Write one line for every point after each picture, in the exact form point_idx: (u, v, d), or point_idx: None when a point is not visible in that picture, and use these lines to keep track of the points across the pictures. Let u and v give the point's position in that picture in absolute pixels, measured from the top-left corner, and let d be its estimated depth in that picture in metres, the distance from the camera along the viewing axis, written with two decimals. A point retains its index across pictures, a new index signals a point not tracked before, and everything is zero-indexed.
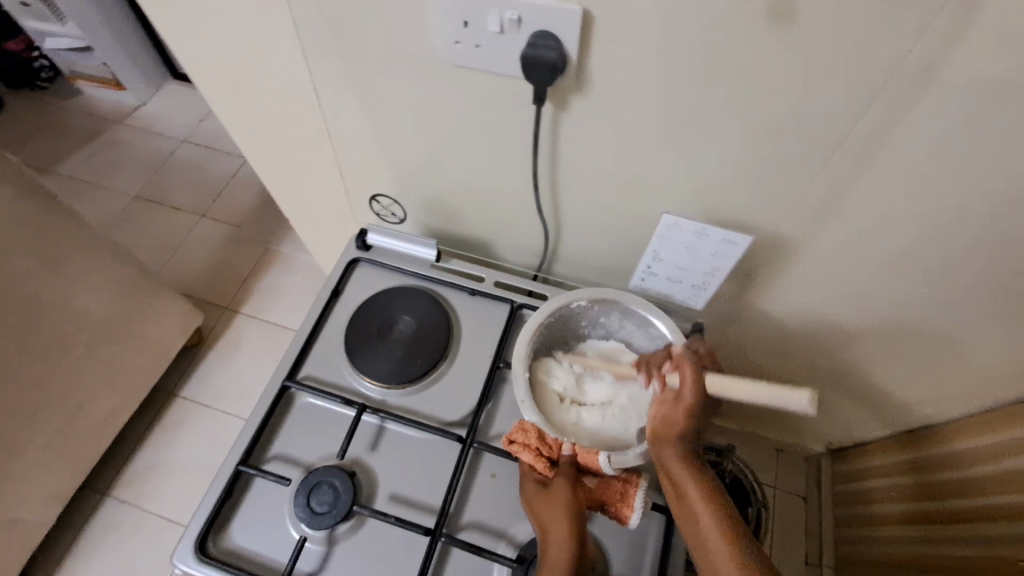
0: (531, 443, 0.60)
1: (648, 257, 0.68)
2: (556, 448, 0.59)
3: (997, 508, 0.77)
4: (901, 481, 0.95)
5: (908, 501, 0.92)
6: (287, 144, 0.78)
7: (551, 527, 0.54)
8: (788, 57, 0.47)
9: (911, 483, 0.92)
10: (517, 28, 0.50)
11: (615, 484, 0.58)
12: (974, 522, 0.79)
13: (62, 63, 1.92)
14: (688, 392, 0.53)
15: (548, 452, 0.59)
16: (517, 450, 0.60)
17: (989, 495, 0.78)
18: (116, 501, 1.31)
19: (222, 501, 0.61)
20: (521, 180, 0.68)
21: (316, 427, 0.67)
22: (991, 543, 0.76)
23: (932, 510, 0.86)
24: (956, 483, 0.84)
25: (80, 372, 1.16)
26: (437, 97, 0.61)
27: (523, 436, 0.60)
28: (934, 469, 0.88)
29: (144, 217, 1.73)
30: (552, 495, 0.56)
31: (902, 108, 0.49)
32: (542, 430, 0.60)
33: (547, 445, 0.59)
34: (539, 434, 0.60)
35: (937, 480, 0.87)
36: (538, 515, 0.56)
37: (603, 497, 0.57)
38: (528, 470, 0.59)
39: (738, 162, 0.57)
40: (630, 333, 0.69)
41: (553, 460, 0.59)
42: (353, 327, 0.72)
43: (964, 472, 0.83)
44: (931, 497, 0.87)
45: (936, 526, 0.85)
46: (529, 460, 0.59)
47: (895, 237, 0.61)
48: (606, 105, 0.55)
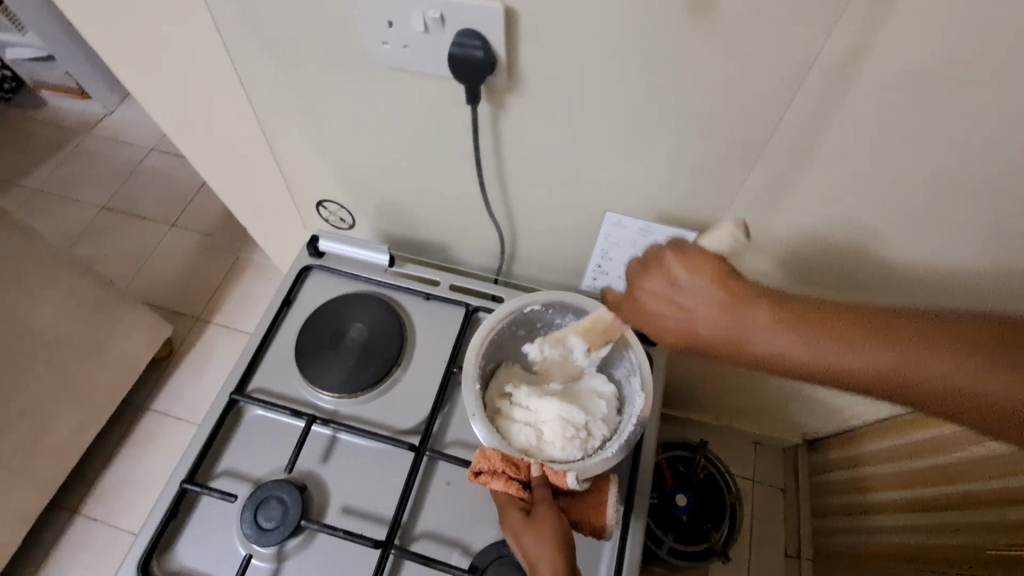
0: (499, 470, 0.56)
1: (598, 255, 0.70)
2: (524, 469, 0.57)
3: (982, 495, 0.76)
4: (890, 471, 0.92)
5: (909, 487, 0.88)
6: (233, 151, 0.76)
7: (542, 565, 0.52)
8: (715, 51, 0.46)
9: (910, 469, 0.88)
10: (441, 27, 0.49)
11: (585, 497, 0.58)
12: (985, 509, 0.75)
13: (24, 73, 1.88)
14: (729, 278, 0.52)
15: (517, 475, 0.56)
16: (486, 480, 0.56)
17: (973, 482, 0.77)
18: (86, 519, 1.29)
19: (167, 520, 0.59)
20: (469, 182, 0.67)
21: (265, 440, 0.65)
22: (974, 530, 0.76)
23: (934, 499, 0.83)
24: (938, 473, 0.82)
25: (40, 389, 1.13)
26: (374, 100, 0.59)
27: (488, 464, 0.56)
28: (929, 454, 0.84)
29: (113, 228, 1.69)
30: (539, 525, 0.54)
31: (832, 98, 0.49)
32: (506, 452, 0.57)
33: (515, 467, 0.56)
34: (504, 458, 0.57)
35: (936, 467, 0.83)
36: (526, 550, 0.53)
37: (577, 514, 0.57)
38: (505, 498, 0.56)
39: (680, 159, 0.57)
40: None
41: (525, 483, 0.57)
42: (303, 337, 0.71)
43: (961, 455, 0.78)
44: (922, 487, 0.85)
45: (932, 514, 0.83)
46: (501, 489, 0.56)
47: (842, 230, 0.62)
48: (542, 104, 0.54)
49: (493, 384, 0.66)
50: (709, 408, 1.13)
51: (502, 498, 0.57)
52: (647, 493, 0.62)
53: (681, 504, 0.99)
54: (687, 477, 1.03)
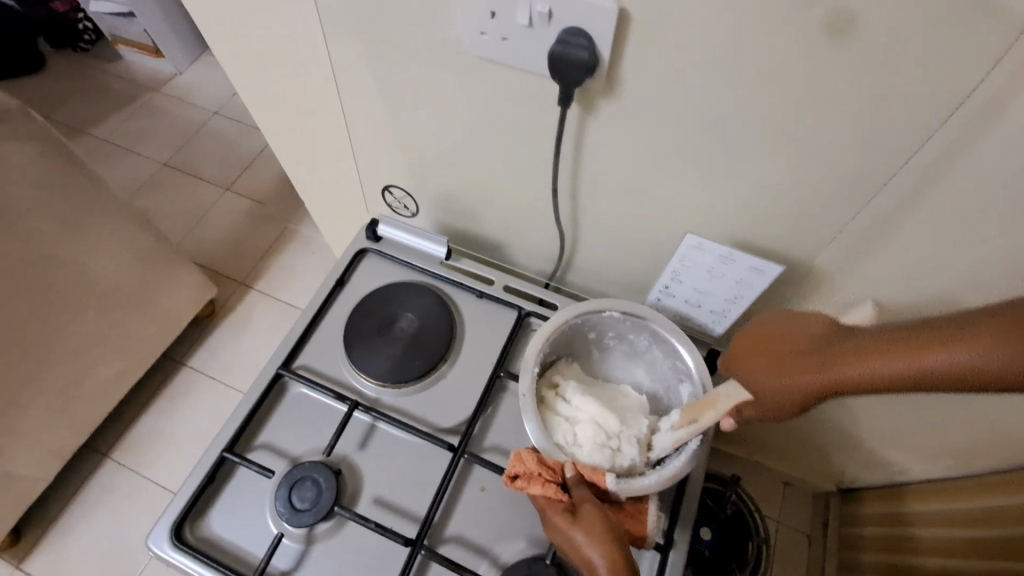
0: (535, 472, 0.54)
1: (667, 278, 0.64)
2: (560, 472, 0.55)
3: None
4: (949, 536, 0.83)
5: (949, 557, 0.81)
6: (305, 125, 0.76)
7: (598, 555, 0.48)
8: (840, 77, 0.43)
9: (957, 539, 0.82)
10: (546, 22, 0.47)
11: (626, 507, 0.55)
12: None
13: (106, 26, 1.94)
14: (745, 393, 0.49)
15: (552, 476, 0.54)
16: (523, 484, 0.54)
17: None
18: (115, 463, 1.33)
19: (204, 487, 0.60)
20: (541, 184, 0.65)
21: (306, 419, 0.65)
22: None
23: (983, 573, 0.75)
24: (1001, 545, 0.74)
25: (90, 334, 1.17)
26: (459, 90, 0.58)
27: (523, 466, 0.55)
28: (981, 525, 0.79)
29: (171, 185, 1.74)
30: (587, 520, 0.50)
31: (962, 142, 0.45)
32: (542, 454, 0.55)
33: (550, 469, 0.55)
34: (539, 459, 0.55)
35: (996, 539, 0.75)
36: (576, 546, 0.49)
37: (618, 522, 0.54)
38: (544, 504, 0.53)
39: (773, 187, 0.53)
40: (656, 360, 0.65)
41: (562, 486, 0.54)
42: (353, 320, 0.70)
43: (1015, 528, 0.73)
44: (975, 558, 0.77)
45: None
46: (540, 492, 0.53)
47: (936, 281, 0.57)
48: (636, 112, 0.52)
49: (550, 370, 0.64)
50: (746, 442, 1.09)
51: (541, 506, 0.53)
52: (689, 531, 0.59)
53: (705, 538, 0.96)
54: (714, 510, 0.99)
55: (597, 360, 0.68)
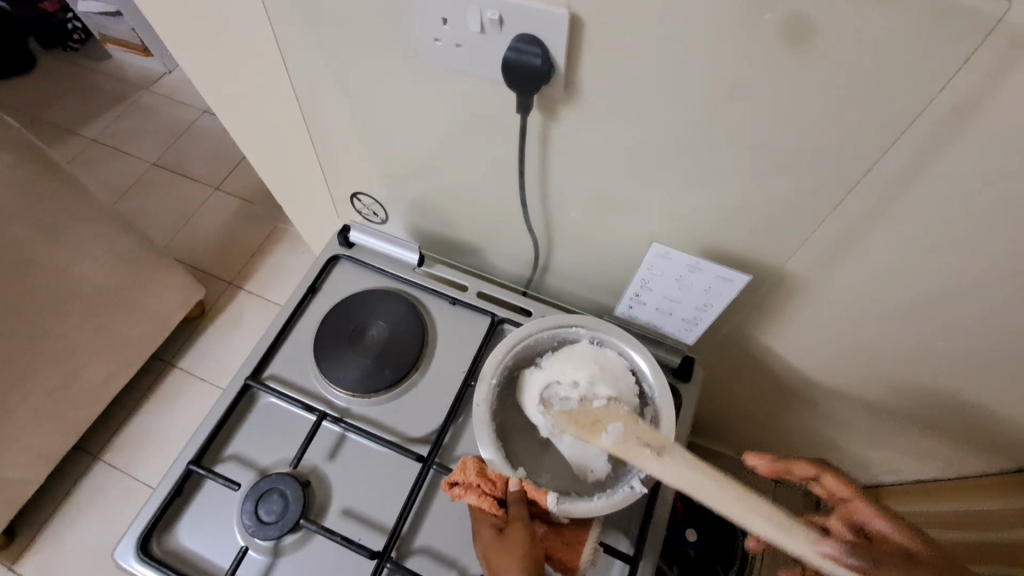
0: (474, 483, 0.53)
1: (636, 286, 0.63)
2: (501, 484, 0.54)
3: None
4: None
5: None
6: (274, 131, 0.75)
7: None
8: (799, 82, 0.41)
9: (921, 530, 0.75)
10: (499, 28, 0.45)
11: (563, 528, 0.55)
12: None
13: (93, 26, 1.92)
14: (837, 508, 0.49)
15: (492, 490, 0.53)
16: (460, 492, 0.54)
17: None
18: (106, 465, 1.33)
19: (170, 500, 0.59)
20: (509, 190, 0.63)
21: (274, 430, 0.64)
22: None
23: None
24: None
25: (75, 338, 1.17)
26: (420, 96, 0.56)
27: (463, 475, 0.54)
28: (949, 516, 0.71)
29: (160, 186, 1.73)
30: (510, 544, 0.51)
31: (929, 147, 0.43)
32: (485, 466, 0.54)
33: (491, 482, 0.53)
34: (482, 470, 0.54)
35: None
36: (493, 568, 0.50)
37: (547, 547, 0.54)
38: (479, 514, 0.53)
39: (741, 193, 0.52)
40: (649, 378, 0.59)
41: (501, 499, 0.53)
42: (324, 328, 0.69)
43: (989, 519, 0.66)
44: None
45: None
46: (475, 503, 0.53)
47: (911, 288, 0.56)
48: (598, 118, 0.50)
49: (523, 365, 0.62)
50: (733, 444, 1.08)
51: (476, 513, 0.54)
52: (659, 543, 0.58)
53: (690, 539, 0.96)
54: (699, 513, 0.99)
55: None
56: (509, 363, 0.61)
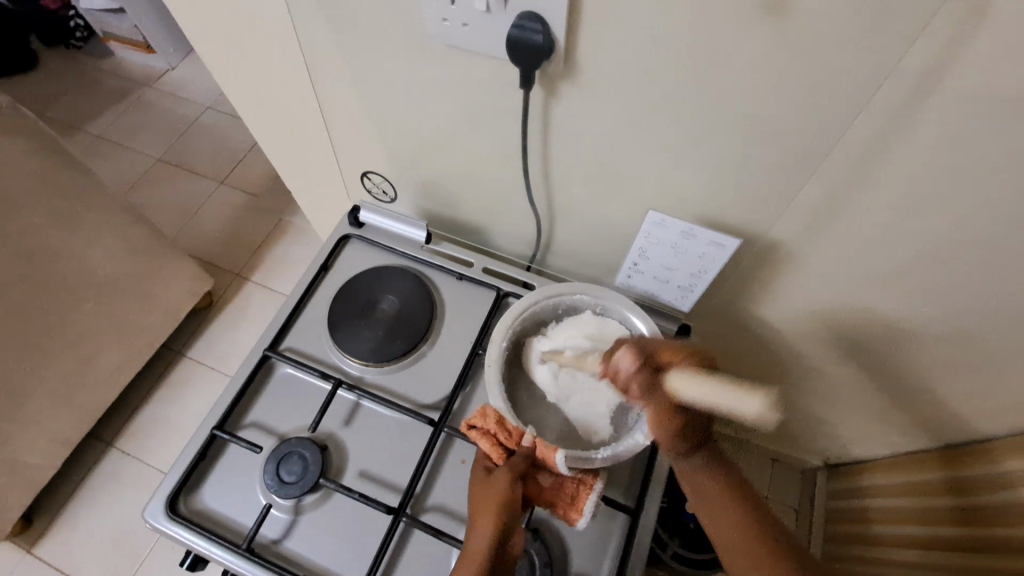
0: (490, 429, 0.58)
1: (634, 255, 0.67)
2: (515, 437, 0.58)
3: (996, 539, 0.71)
4: (908, 503, 0.89)
5: (928, 526, 0.83)
6: (285, 116, 0.78)
7: (480, 525, 0.53)
8: (782, 53, 0.44)
9: (941, 506, 0.82)
10: (503, 7, 0.48)
11: (566, 483, 0.57)
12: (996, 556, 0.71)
13: (95, 23, 1.95)
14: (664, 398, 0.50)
15: (505, 440, 0.58)
16: (475, 435, 0.59)
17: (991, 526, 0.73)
18: (120, 452, 1.37)
19: (195, 463, 0.63)
20: (512, 167, 0.67)
21: (292, 399, 0.68)
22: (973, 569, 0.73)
23: (941, 538, 0.80)
24: (951, 511, 0.80)
25: (89, 326, 1.20)
26: (428, 76, 0.59)
27: (482, 421, 0.59)
28: (965, 492, 0.79)
29: (166, 181, 1.76)
30: (494, 488, 0.55)
31: (903, 112, 0.46)
32: (502, 416, 0.58)
33: (507, 432, 0.58)
34: (498, 420, 0.58)
35: (948, 505, 0.81)
36: (474, 501, 0.56)
37: (551, 497, 0.57)
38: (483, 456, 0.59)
39: (731, 163, 0.55)
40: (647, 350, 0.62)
41: (510, 450, 0.58)
42: (337, 302, 0.72)
43: (1005, 497, 0.73)
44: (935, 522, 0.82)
45: (941, 553, 0.78)
46: (485, 447, 0.58)
47: (894, 253, 0.59)
48: (596, 93, 0.54)
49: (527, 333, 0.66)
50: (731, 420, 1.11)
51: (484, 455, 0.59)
52: (659, 497, 0.61)
53: (691, 511, 0.99)
54: None
55: None
56: (518, 328, 0.64)
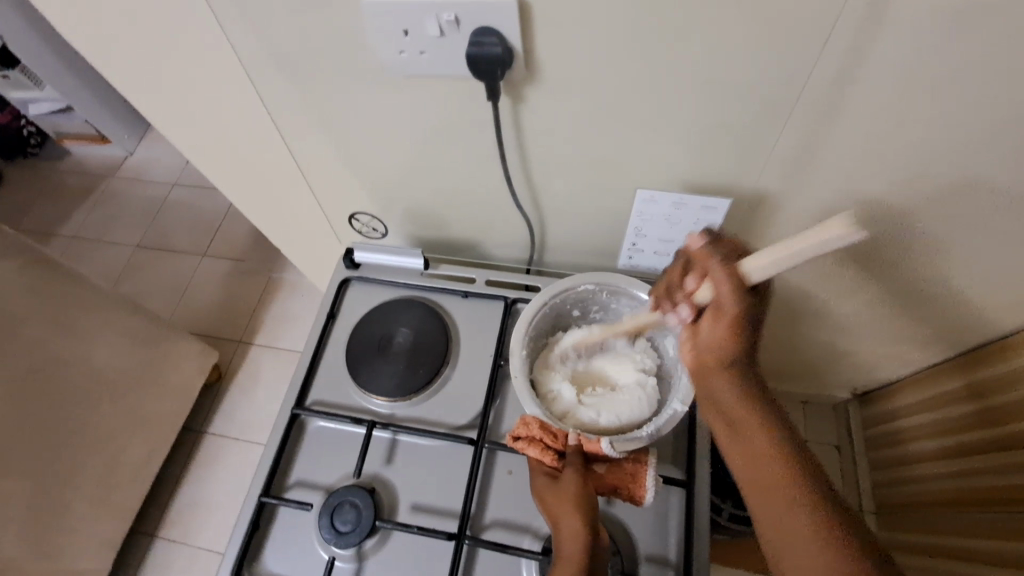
0: (535, 436, 0.58)
1: (632, 234, 0.71)
2: (561, 438, 0.57)
3: (1012, 435, 0.79)
4: (932, 417, 0.94)
5: (938, 438, 0.93)
6: (262, 176, 0.79)
7: (565, 529, 0.52)
8: (732, 13, 0.46)
9: (948, 416, 0.91)
10: (457, 28, 0.50)
11: (623, 466, 0.56)
12: (1012, 449, 0.79)
13: (46, 126, 1.94)
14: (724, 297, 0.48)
15: (552, 442, 0.57)
16: (522, 446, 0.58)
17: (1003, 424, 0.81)
18: (165, 541, 1.35)
19: (251, 534, 0.63)
20: (494, 177, 0.68)
21: (329, 450, 0.68)
22: (999, 469, 0.81)
23: (967, 444, 0.87)
24: (969, 417, 0.87)
25: (109, 424, 1.19)
26: (396, 107, 0.60)
27: (526, 430, 0.58)
28: (959, 401, 0.88)
29: (149, 265, 1.76)
30: (562, 491, 0.54)
31: (858, 47, 0.48)
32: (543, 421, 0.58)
33: (551, 435, 0.57)
34: (541, 425, 0.58)
35: (966, 412, 0.87)
36: (548, 511, 0.54)
37: (614, 482, 0.56)
38: (536, 464, 0.58)
39: (705, 128, 0.56)
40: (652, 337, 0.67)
41: (560, 451, 0.57)
42: (353, 346, 0.73)
43: (997, 400, 0.82)
44: (957, 432, 0.89)
45: (970, 458, 0.86)
46: (535, 455, 0.57)
47: (878, 179, 0.60)
48: (562, 90, 0.55)
49: (542, 351, 0.67)
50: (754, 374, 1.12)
51: (536, 462, 0.58)
52: (707, 464, 0.62)
53: None
54: None
55: None
56: (530, 337, 0.65)
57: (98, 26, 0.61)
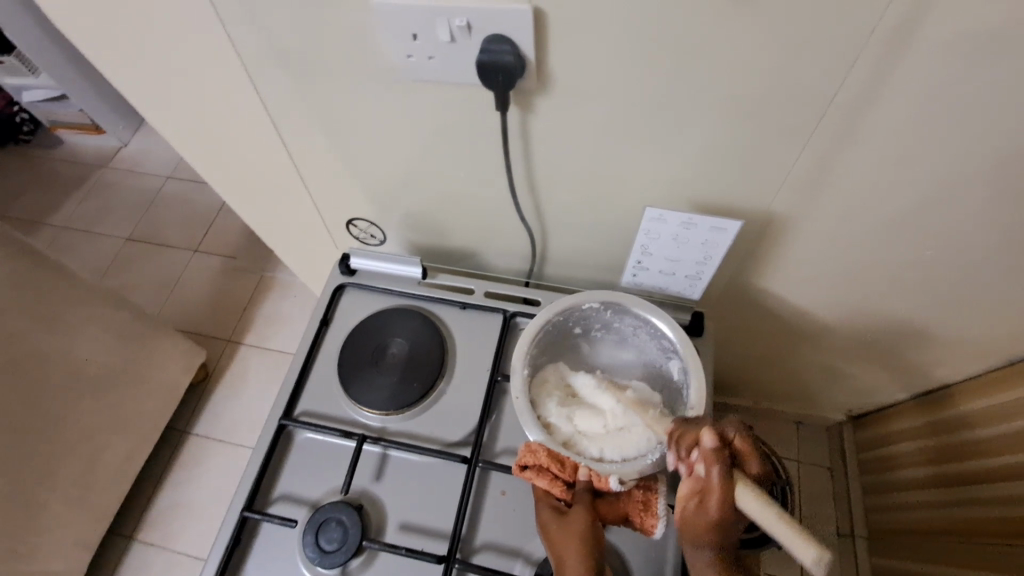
0: (545, 467, 0.56)
1: (637, 253, 0.66)
2: (570, 468, 0.56)
3: (1004, 467, 0.78)
4: (924, 445, 0.93)
5: (935, 464, 0.90)
6: (258, 176, 0.76)
7: (569, 565, 0.52)
8: (754, 34, 0.45)
9: (947, 442, 0.88)
10: (468, 34, 0.48)
11: (635, 496, 0.56)
12: (1003, 482, 0.78)
13: (40, 113, 1.91)
14: (713, 501, 0.45)
15: (562, 473, 0.56)
16: (530, 476, 0.57)
17: (995, 456, 0.80)
18: (142, 544, 1.32)
19: (231, 549, 0.60)
20: (498, 188, 0.66)
21: (316, 463, 0.65)
22: (989, 499, 0.80)
23: (957, 473, 0.86)
24: (960, 446, 0.86)
25: (90, 422, 1.16)
26: (400, 113, 0.58)
27: (533, 459, 0.56)
28: (959, 429, 0.86)
29: (139, 259, 1.72)
30: (570, 525, 0.54)
31: (880, 74, 0.47)
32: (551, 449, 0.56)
33: (561, 466, 0.56)
34: (549, 454, 0.56)
35: (958, 442, 0.86)
36: (555, 545, 0.54)
37: (626, 511, 0.56)
38: (544, 493, 0.57)
39: (719, 149, 0.55)
40: (652, 352, 0.66)
41: (569, 483, 0.56)
42: (346, 355, 0.71)
43: (996, 429, 0.80)
44: (948, 461, 0.88)
45: (957, 488, 0.85)
46: (544, 485, 0.56)
47: (890, 207, 0.59)
48: (574, 103, 0.53)
49: (543, 373, 0.65)
50: (751, 396, 1.11)
51: (543, 492, 0.57)
52: None
53: None
54: None
55: (587, 353, 0.69)
56: (531, 355, 0.63)
57: (95, 17, 0.58)
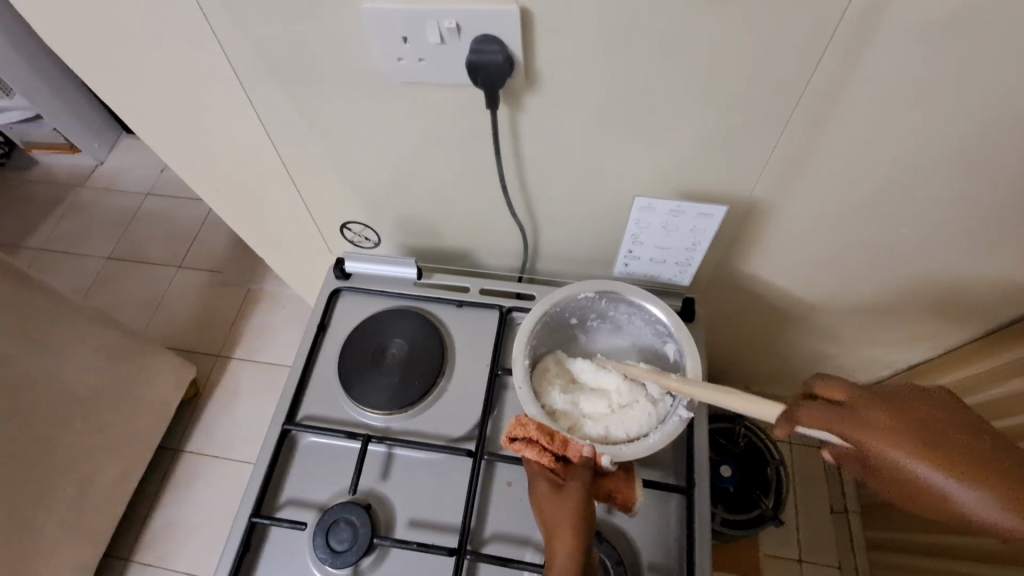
0: (536, 440, 0.57)
1: (628, 242, 0.68)
2: (560, 442, 0.57)
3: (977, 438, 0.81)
4: None
5: None
6: (249, 184, 0.77)
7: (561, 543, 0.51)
8: (731, 26, 0.47)
9: None
10: (457, 36, 0.49)
11: (619, 474, 0.57)
12: None
13: (13, 134, 1.87)
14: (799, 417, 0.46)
15: (552, 447, 0.57)
16: (519, 448, 0.58)
17: None
18: (140, 565, 1.29)
19: (241, 555, 0.60)
20: (490, 186, 0.67)
21: (322, 466, 0.66)
22: None
23: None
24: None
25: (82, 444, 1.14)
26: (391, 115, 0.59)
27: (522, 431, 0.58)
28: None
29: (123, 278, 1.70)
30: (562, 501, 0.54)
31: (849, 60, 0.49)
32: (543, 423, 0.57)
33: (552, 439, 0.57)
34: (539, 427, 0.57)
35: None
36: (547, 520, 0.54)
37: (612, 488, 0.57)
38: (537, 468, 0.57)
39: (701, 139, 0.57)
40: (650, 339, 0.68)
41: (560, 457, 0.57)
42: (346, 358, 0.71)
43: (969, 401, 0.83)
44: None
45: None
46: (535, 458, 0.57)
47: (865, 188, 0.62)
48: (561, 99, 0.55)
49: (543, 363, 0.66)
50: (742, 381, 1.13)
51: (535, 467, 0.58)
52: (705, 470, 0.62)
53: (727, 475, 0.98)
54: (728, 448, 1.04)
55: (584, 342, 0.71)
56: (532, 346, 0.64)
57: (82, 32, 0.59)
